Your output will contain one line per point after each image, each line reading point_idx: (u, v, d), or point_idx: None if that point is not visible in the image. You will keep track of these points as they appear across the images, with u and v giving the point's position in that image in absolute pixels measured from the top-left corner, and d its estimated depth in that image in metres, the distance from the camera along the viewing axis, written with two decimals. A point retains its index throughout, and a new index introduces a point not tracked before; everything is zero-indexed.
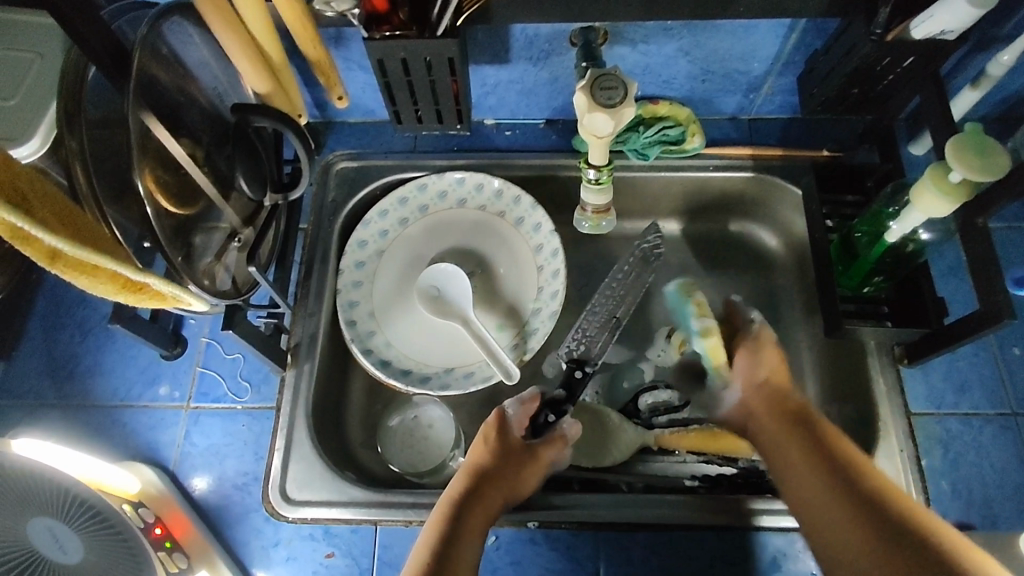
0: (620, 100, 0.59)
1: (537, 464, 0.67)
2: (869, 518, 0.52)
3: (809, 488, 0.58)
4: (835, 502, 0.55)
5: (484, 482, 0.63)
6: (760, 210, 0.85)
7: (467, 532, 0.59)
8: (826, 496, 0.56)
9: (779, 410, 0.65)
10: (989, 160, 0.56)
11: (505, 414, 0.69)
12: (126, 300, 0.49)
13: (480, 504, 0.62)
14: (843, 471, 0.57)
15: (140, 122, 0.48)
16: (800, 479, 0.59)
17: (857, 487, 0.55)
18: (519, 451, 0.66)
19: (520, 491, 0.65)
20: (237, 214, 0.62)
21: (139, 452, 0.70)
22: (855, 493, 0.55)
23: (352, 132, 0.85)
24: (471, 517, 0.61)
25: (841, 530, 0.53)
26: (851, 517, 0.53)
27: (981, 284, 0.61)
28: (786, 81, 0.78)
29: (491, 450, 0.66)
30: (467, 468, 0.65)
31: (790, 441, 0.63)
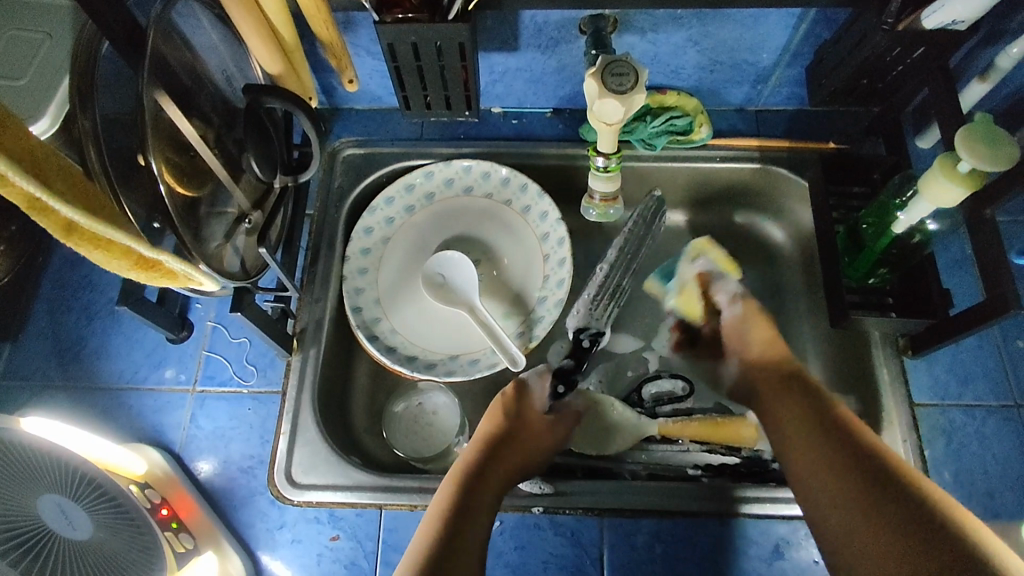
0: (630, 87, 0.59)
1: (549, 437, 0.70)
2: (864, 483, 0.55)
3: (801, 448, 0.61)
4: (830, 455, 0.59)
5: (495, 456, 0.66)
6: (766, 202, 0.85)
7: (477, 506, 0.62)
8: (816, 459, 0.59)
9: (779, 367, 0.68)
10: (999, 150, 0.56)
11: (521, 386, 0.72)
12: (137, 279, 0.48)
13: (490, 478, 0.65)
14: (838, 430, 0.60)
15: (154, 101, 0.48)
16: (794, 438, 0.62)
17: (849, 444, 0.58)
18: (530, 425, 0.70)
19: (533, 465, 0.68)
20: (246, 197, 0.61)
21: (145, 435, 0.70)
22: (834, 435, 0.60)
23: (360, 119, 0.85)
24: (478, 490, 0.63)
25: (833, 491, 0.57)
26: (842, 476, 0.57)
27: (988, 275, 0.61)
28: (794, 72, 0.78)
29: (509, 420, 0.69)
30: (478, 442, 0.68)
31: (779, 398, 0.66)
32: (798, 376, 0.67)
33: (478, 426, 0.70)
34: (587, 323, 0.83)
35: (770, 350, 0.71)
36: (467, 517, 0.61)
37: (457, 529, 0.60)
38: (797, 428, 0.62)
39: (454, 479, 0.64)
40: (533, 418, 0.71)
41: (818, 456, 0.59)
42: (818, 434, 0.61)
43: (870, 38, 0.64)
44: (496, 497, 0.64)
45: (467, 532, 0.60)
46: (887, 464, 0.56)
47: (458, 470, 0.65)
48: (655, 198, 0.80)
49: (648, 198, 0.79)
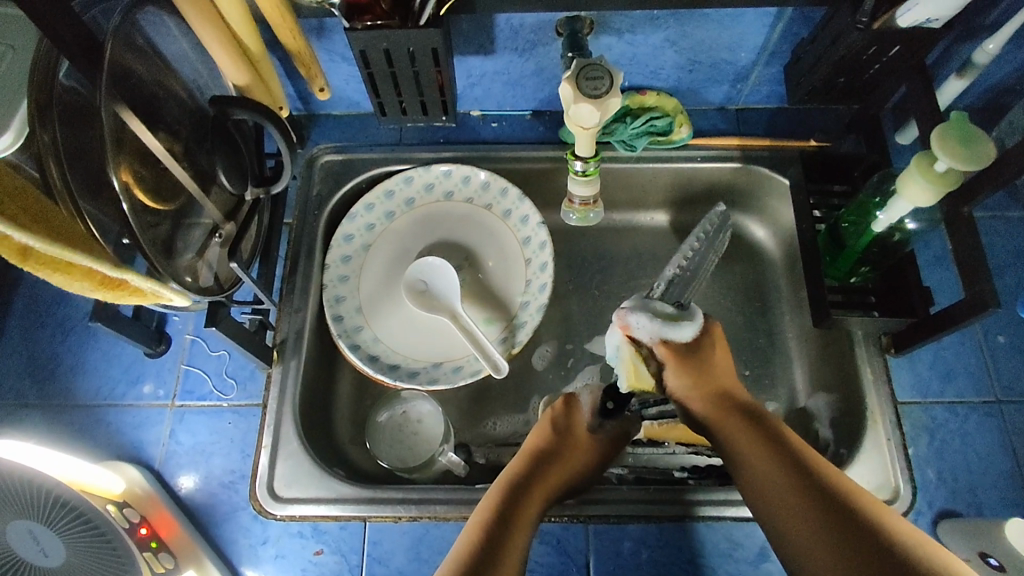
0: (605, 90, 0.59)
1: (597, 454, 0.68)
2: (829, 522, 0.53)
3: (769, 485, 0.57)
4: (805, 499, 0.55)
5: (545, 465, 0.64)
6: (748, 201, 0.85)
7: (520, 524, 0.58)
8: (780, 490, 0.56)
9: (721, 402, 0.64)
10: (974, 148, 0.56)
11: (571, 400, 0.71)
12: (105, 298, 0.50)
13: (538, 488, 0.63)
14: (798, 465, 0.57)
15: (116, 116, 0.47)
16: (755, 472, 0.59)
17: (814, 481, 0.55)
18: (582, 439, 0.68)
19: (579, 480, 0.66)
20: (218, 209, 0.60)
21: (124, 452, 0.69)
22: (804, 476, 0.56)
23: (337, 125, 0.84)
24: (522, 507, 0.60)
25: (802, 528, 0.54)
26: (804, 512, 0.54)
27: (967, 273, 0.61)
28: (773, 71, 0.77)
29: (555, 434, 0.68)
30: (525, 456, 0.65)
31: (733, 425, 0.62)
32: (733, 400, 0.64)
33: (528, 439, 0.68)
34: (571, 327, 0.82)
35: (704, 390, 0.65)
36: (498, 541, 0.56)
37: (497, 552, 0.55)
38: (754, 460, 0.59)
39: (500, 489, 0.61)
40: (583, 432, 0.69)
41: (782, 488, 0.56)
42: (777, 469, 0.57)
43: (845, 37, 0.64)
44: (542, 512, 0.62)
45: (515, 538, 0.57)
46: (851, 501, 0.54)
47: (499, 490, 0.61)
48: (722, 213, 0.72)
49: (712, 213, 0.72)
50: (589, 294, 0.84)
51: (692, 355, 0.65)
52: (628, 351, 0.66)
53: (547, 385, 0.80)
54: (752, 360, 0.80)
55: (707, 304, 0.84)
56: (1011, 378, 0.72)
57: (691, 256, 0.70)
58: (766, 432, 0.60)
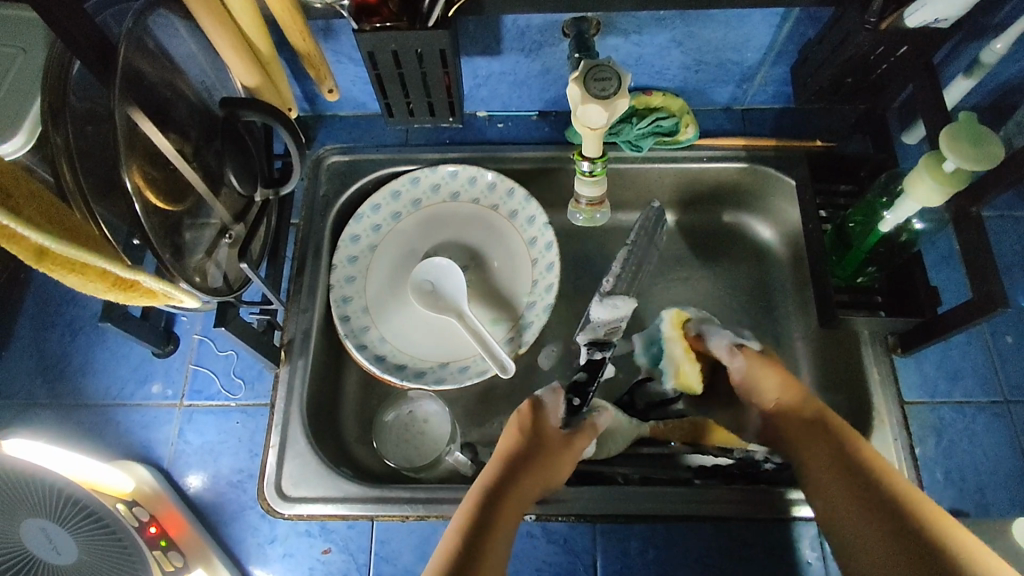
0: (614, 92, 0.59)
1: (570, 454, 0.66)
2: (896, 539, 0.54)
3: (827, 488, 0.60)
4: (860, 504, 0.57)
5: (518, 472, 0.63)
6: (754, 201, 0.85)
7: (492, 538, 0.58)
8: (851, 508, 0.58)
9: (802, 405, 0.65)
10: (982, 148, 0.56)
11: (538, 402, 0.69)
12: (117, 298, 0.49)
13: (513, 496, 0.62)
14: (869, 484, 0.58)
15: (127, 118, 0.47)
16: (826, 485, 0.60)
17: (884, 499, 0.56)
18: (551, 440, 0.66)
19: (554, 482, 0.65)
20: (227, 210, 0.60)
21: (133, 451, 0.70)
22: (858, 481, 0.58)
23: (344, 125, 0.84)
24: (494, 518, 0.59)
25: (858, 528, 0.56)
26: (861, 516, 0.57)
27: (976, 274, 0.61)
28: (779, 71, 0.77)
29: (525, 437, 0.66)
30: (497, 464, 0.64)
31: (806, 438, 0.63)
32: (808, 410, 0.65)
33: (499, 444, 0.67)
34: (578, 327, 0.82)
35: (789, 394, 0.66)
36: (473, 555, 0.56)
37: (469, 570, 0.55)
38: (826, 478, 0.60)
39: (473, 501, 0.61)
40: (552, 432, 0.67)
41: (851, 504, 0.58)
42: (848, 485, 0.59)
43: (853, 37, 0.64)
44: (517, 519, 0.61)
45: (487, 554, 0.57)
46: (921, 522, 0.54)
47: (475, 503, 0.60)
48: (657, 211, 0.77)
49: (648, 210, 0.77)
50: (595, 294, 0.84)
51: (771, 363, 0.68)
52: (680, 348, 0.74)
53: (553, 384, 0.80)
54: None
55: (713, 304, 0.84)
56: (1019, 377, 0.71)
57: (631, 253, 0.77)
58: (835, 446, 0.61)
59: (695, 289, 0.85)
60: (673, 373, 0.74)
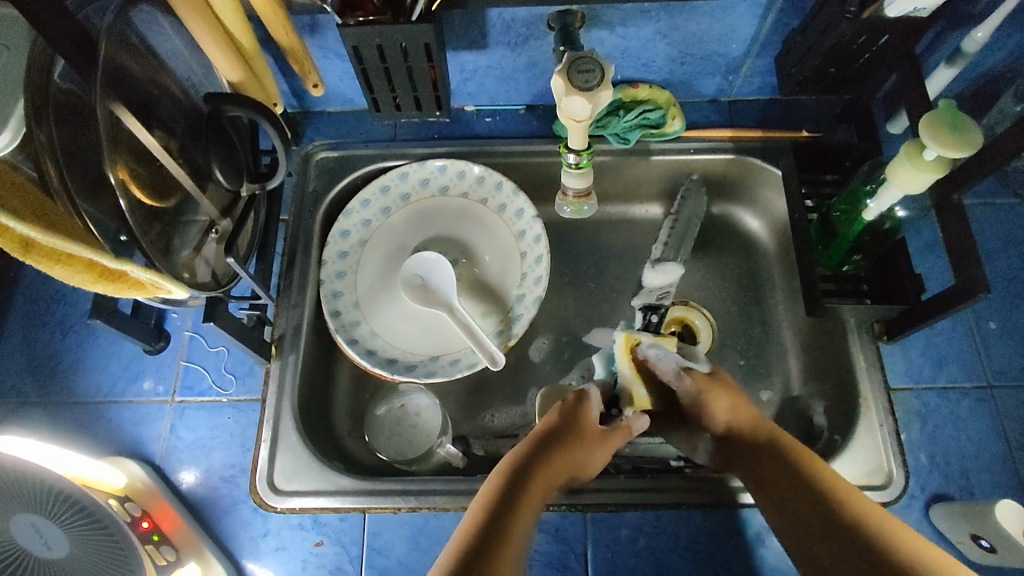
0: (597, 83, 0.59)
1: (605, 444, 0.63)
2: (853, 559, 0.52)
3: (776, 500, 0.59)
4: (812, 516, 0.56)
5: (553, 453, 0.60)
6: (741, 192, 0.85)
7: (520, 513, 0.55)
8: (809, 526, 0.55)
9: (756, 431, 0.64)
10: (963, 137, 0.56)
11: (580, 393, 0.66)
12: (108, 292, 0.50)
13: (542, 477, 0.59)
14: (829, 505, 0.56)
15: (110, 113, 0.47)
16: (783, 503, 0.58)
17: (841, 518, 0.54)
18: (590, 429, 0.63)
19: (583, 470, 0.62)
20: (214, 205, 0.61)
21: (126, 448, 0.70)
22: (806, 490, 0.57)
23: (332, 121, 0.84)
24: (523, 495, 0.57)
25: (808, 541, 0.55)
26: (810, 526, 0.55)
27: (957, 259, 0.62)
28: (764, 62, 0.78)
29: (564, 420, 0.63)
30: (531, 444, 0.61)
31: (762, 455, 0.61)
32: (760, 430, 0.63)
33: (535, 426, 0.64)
34: (568, 319, 0.83)
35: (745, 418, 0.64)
36: (497, 530, 0.53)
37: (494, 543, 0.53)
38: (782, 495, 0.58)
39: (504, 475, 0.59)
40: (592, 422, 0.64)
41: (807, 522, 0.56)
42: (801, 504, 0.57)
43: (834, 27, 0.64)
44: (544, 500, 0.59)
45: (512, 531, 0.54)
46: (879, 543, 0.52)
47: (503, 478, 0.58)
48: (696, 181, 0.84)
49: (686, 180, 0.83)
50: (585, 286, 0.85)
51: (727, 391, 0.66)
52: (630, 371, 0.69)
53: (543, 376, 0.80)
54: (746, 349, 0.81)
55: (701, 295, 0.85)
56: (1002, 362, 0.72)
57: (675, 223, 0.84)
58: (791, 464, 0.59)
59: (683, 280, 0.85)
60: (625, 397, 0.69)
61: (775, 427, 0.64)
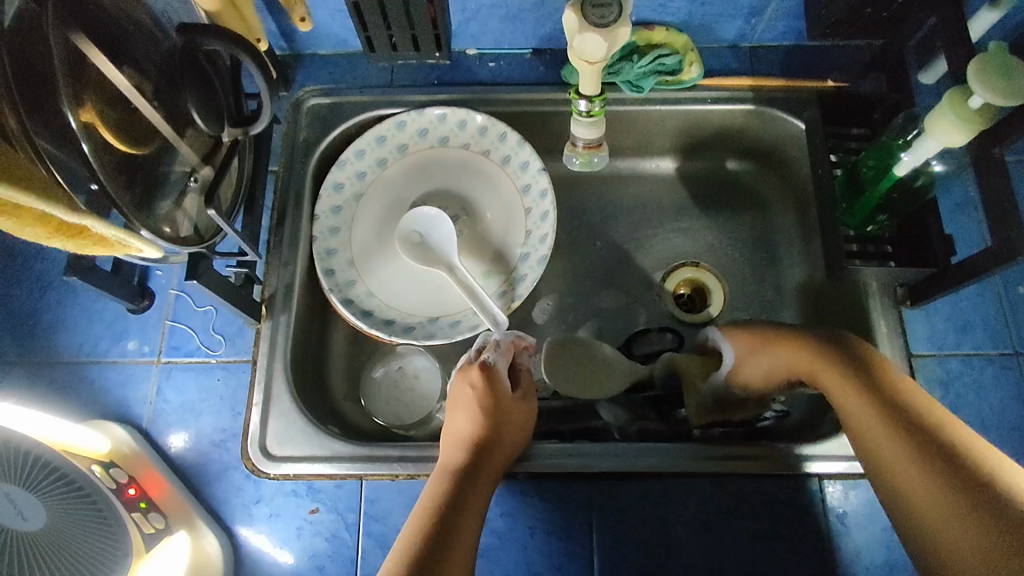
0: (614, 20, 0.53)
1: (522, 419, 0.64)
2: (931, 469, 0.49)
3: (855, 410, 0.56)
4: (888, 425, 0.53)
5: (485, 440, 0.60)
6: (761, 146, 0.80)
7: (469, 503, 0.55)
8: (885, 439, 0.53)
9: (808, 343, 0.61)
10: (1014, 82, 0.51)
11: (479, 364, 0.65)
12: (67, 247, 0.48)
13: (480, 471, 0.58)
14: (894, 401, 0.54)
15: (71, 45, 0.43)
16: (852, 412, 0.56)
17: (924, 431, 0.51)
18: (506, 403, 0.64)
19: (515, 449, 0.63)
20: (195, 152, 0.56)
21: (111, 410, 0.67)
22: (887, 400, 0.55)
23: (323, 65, 0.78)
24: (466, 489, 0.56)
25: (889, 449, 0.52)
26: (888, 434, 0.53)
27: (995, 219, 0.57)
28: (792, 3, 0.71)
29: (482, 407, 0.62)
30: (461, 436, 0.61)
31: (834, 372, 0.58)
32: (841, 347, 0.60)
33: (452, 419, 0.63)
34: (575, 280, 0.79)
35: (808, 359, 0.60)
36: (450, 530, 0.53)
37: (447, 541, 0.52)
38: (860, 410, 0.55)
39: (446, 475, 0.58)
40: (503, 395, 0.64)
41: (885, 435, 0.53)
42: (878, 419, 0.54)
43: None
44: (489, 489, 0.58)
45: (463, 528, 0.54)
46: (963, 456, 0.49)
47: (444, 477, 0.57)
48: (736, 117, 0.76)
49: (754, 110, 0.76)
50: (592, 245, 0.81)
51: (770, 348, 0.63)
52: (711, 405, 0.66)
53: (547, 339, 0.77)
54: (760, 314, 0.78)
55: (714, 256, 0.80)
56: None
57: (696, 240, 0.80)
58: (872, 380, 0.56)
59: (696, 240, 0.81)
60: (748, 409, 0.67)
61: (847, 341, 0.60)
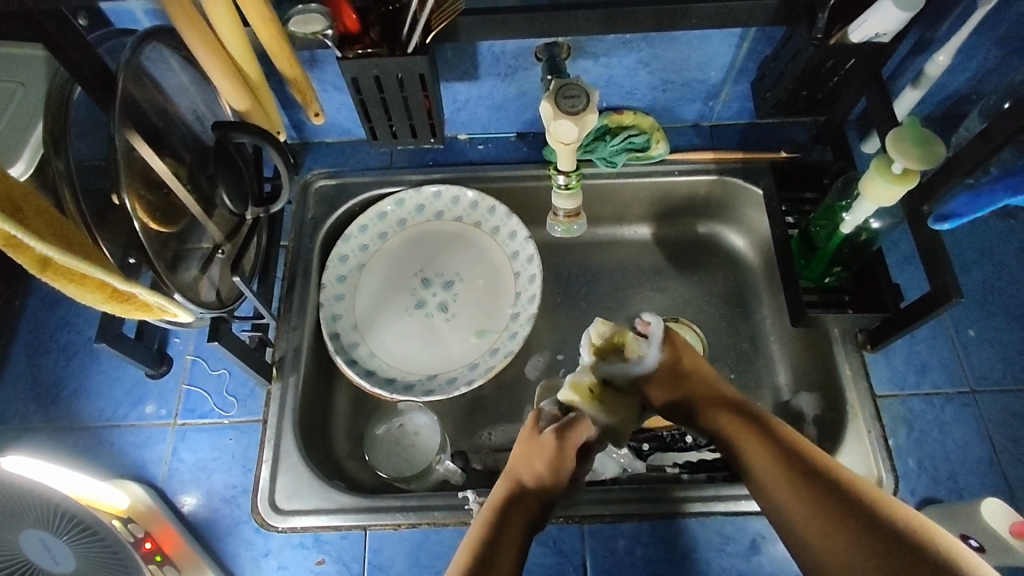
0: (583, 108, 0.62)
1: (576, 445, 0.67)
2: (831, 507, 0.57)
3: (773, 477, 0.61)
4: (805, 487, 0.59)
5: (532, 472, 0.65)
6: (725, 212, 0.89)
7: (508, 542, 0.60)
8: (806, 516, 0.58)
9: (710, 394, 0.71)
10: (925, 148, 0.60)
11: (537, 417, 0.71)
12: (113, 311, 0.51)
13: (523, 508, 0.64)
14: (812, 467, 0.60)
15: (126, 141, 0.50)
16: (763, 475, 0.62)
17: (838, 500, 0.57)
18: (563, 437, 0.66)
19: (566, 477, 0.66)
20: (219, 230, 0.63)
21: (128, 471, 0.71)
22: (805, 467, 0.60)
23: (330, 152, 0.88)
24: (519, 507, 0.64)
25: (808, 521, 0.58)
26: (812, 503, 0.58)
27: (932, 267, 0.65)
28: (741, 88, 0.82)
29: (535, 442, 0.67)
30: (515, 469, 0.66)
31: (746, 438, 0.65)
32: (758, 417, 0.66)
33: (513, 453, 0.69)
34: (563, 337, 0.85)
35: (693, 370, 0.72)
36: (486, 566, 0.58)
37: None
38: (781, 487, 0.60)
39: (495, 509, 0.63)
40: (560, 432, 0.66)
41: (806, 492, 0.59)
42: (796, 476, 0.60)
43: (803, 52, 0.68)
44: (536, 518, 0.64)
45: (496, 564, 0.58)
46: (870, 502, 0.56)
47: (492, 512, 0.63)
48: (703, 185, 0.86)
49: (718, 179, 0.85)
50: (579, 306, 0.87)
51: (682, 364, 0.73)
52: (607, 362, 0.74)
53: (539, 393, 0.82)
54: (738, 364, 0.84)
55: (690, 311, 0.87)
56: (983, 368, 0.75)
57: (672, 295, 0.88)
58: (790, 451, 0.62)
59: (673, 297, 0.88)
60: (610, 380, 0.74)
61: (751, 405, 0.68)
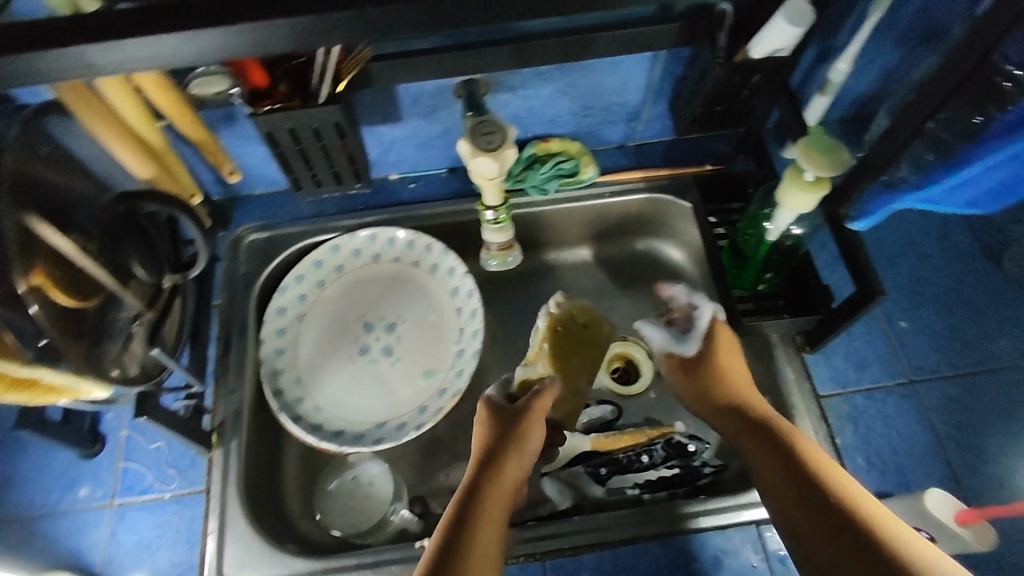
0: (499, 144, 0.63)
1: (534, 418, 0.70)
2: (820, 512, 0.56)
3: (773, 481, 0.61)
4: (800, 494, 0.58)
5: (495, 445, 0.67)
6: (660, 227, 0.90)
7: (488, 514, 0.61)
8: (800, 523, 0.57)
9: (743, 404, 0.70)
10: (833, 155, 0.62)
11: (490, 394, 0.74)
12: (20, 399, 0.53)
13: (498, 482, 0.64)
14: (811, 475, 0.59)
15: (23, 223, 0.49)
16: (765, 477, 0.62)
17: (809, 483, 0.58)
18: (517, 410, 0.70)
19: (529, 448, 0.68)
20: (140, 299, 0.61)
21: (64, 561, 0.67)
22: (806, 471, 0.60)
23: (259, 204, 0.86)
24: (493, 478, 0.64)
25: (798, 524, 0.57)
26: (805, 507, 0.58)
27: (854, 267, 0.66)
28: (661, 107, 0.84)
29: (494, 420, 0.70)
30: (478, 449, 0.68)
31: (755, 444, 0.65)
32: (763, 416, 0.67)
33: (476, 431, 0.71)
34: (513, 369, 0.85)
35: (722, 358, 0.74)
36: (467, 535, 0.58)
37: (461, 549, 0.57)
38: (780, 495, 0.60)
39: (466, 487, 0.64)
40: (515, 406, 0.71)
41: (802, 499, 0.58)
42: (794, 482, 0.60)
43: (711, 71, 0.70)
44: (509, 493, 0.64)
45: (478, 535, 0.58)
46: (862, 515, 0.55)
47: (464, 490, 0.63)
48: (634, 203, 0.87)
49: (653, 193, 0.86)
50: (526, 334, 0.87)
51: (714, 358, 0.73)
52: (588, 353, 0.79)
53: None
54: None
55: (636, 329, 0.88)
56: (918, 358, 0.77)
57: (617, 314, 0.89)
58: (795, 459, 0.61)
59: (618, 317, 0.89)
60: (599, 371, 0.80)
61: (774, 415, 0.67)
